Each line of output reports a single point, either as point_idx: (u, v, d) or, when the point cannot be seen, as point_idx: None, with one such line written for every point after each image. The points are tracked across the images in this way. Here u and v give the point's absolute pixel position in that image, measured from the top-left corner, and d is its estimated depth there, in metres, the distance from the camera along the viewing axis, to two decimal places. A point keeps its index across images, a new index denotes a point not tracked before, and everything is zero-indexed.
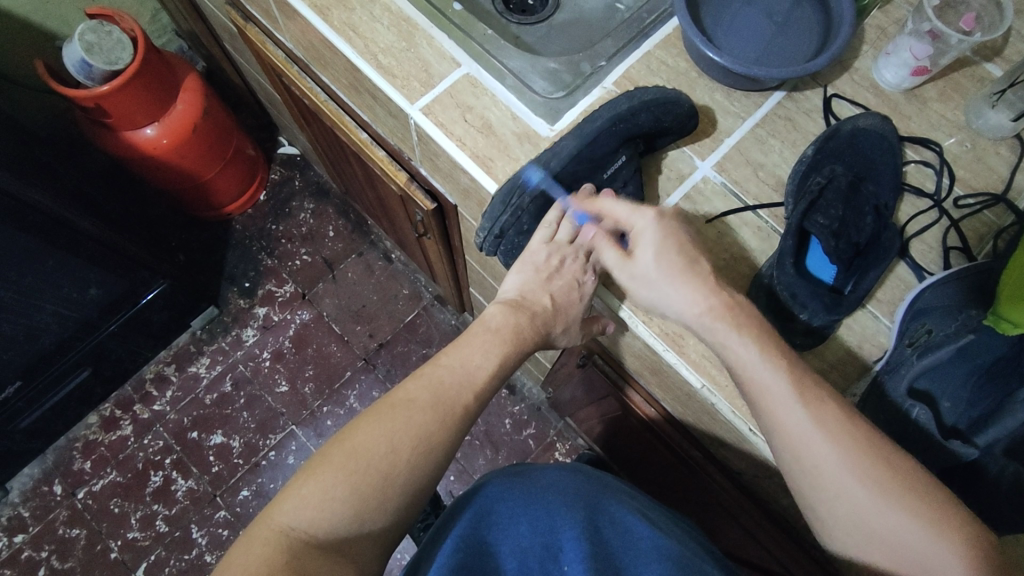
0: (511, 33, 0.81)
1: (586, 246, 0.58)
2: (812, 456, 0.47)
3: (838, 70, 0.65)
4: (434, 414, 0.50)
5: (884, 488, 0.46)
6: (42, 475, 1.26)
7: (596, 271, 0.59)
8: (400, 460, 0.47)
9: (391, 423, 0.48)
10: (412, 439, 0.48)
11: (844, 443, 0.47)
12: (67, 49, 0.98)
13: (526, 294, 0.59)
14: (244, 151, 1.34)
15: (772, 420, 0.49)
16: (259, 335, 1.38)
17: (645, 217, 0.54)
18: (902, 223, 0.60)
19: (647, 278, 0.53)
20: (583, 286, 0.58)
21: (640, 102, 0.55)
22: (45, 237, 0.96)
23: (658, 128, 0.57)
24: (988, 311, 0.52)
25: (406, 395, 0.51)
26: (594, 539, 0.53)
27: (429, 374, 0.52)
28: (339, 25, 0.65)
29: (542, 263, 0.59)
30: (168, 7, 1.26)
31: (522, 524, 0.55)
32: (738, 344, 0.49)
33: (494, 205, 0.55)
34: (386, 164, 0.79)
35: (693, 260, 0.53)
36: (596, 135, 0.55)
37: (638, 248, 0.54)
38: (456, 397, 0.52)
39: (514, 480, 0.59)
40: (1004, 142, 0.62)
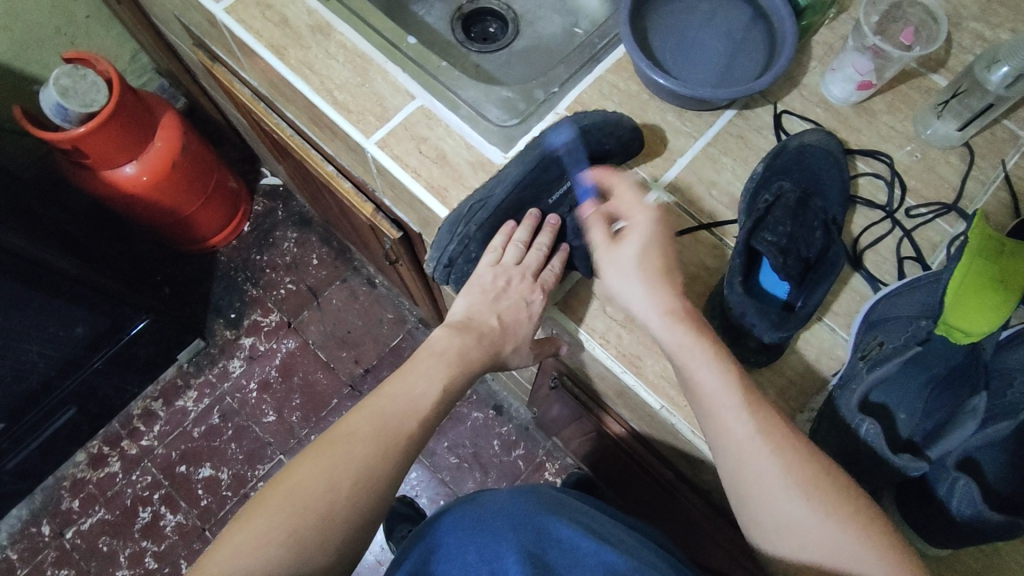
0: (472, 62, 0.82)
1: (533, 268, 0.58)
2: (755, 462, 0.47)
3: (787, 87, 0.66)
4: (374, 447, 0.51)
5: (820, 494, 0.46)
6: (30, 515, 1.26)
7: (545, 289, 0.58)
8: (339, 498, 0.48)
9: (329, 461, 0.49)
10: (352, 477, 0.49)
11: (787, 450, 0.47)
12: (43, 94, 0.99)
13: (473, 316, 0.59)
14: (225, 184, 1.35)
15: (717, 423, 0.49)
16: (246, 366, 1.38)
17: (646, 213, 0.54)
18: (855, 236, 0.61)
19: (620, 262, 0.53)
20: (531, 306, 0.58)
21: (578, 127, 0.56)
22: (28, 280, 0.97)
23: (603, 152, 0.58)
24: (938, 318, 0.52)
25: (346, 429, 0.52)
26: (536, 558, 0.55)
27: (370, 406, 0.53)
28: (297, 63, 0.67)
29: (489, 286, 0.59)
30: (146, 47, 1.28)
31: (470, 552, 0.58)
32: (690, 360, 0.49)
33: (442, 234, 0.58)
34: (353, 195, 0.80)
35: (670, 270, 0.53)
36: (538, 162, 0.56)
37: (627, 235, 0.54)
38: (398, 427, 0.53)
39: (467, 505, 0.63)
40: (954, 151, 0.63)
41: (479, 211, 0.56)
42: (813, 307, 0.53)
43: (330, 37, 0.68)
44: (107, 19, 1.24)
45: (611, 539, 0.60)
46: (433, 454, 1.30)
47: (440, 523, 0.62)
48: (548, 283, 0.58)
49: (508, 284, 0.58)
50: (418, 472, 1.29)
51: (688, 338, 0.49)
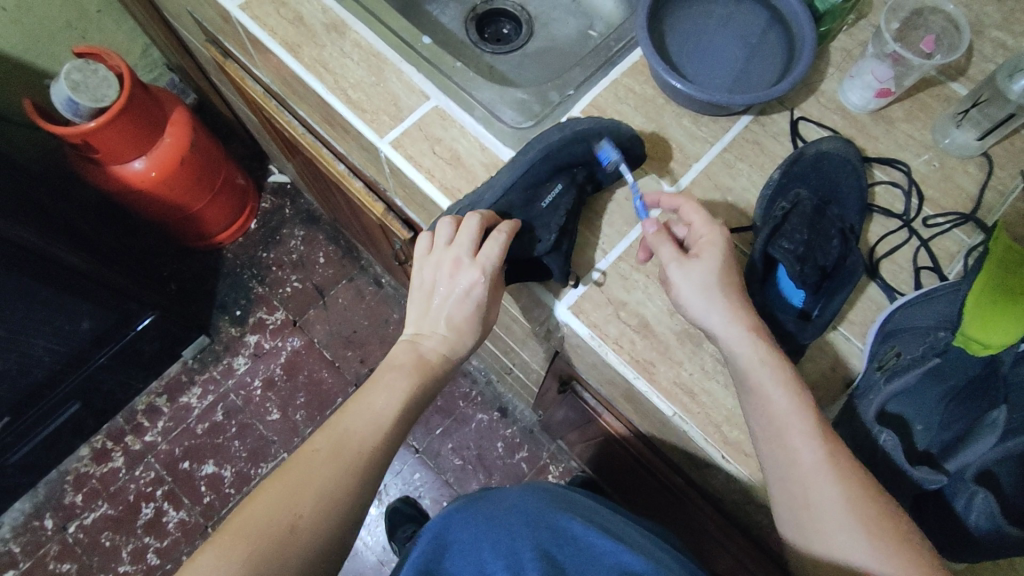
0: (486, 63, 0.82)
1: (469, 247, 0.55)
2: (818, 488, 0.47)
3: (804, 93, 0.66)
4: (336, 465, 0.52)
5: (879, 531, 0.45)
6: (33, 509, 1.25)
7: (487, 271, 0.55)
8: (302, 514, 0.49)
9: (292, 482, 0.50)
10: (314, 492, 0.50)
11: (853, 484, 0.46)
12: (55, 89, 0.99)
13: (422, 328, 0.60)
14: (233, 181, 1.35)
15: (787, 450, 0.48)
16: (251, 363, 1.38)
17: (721, 232, 0.53)
18: (872, 244, 0.60)
19: (703, 284, 0.52)
20: (470, 290, 0.57)
21: (570, 133, 0.58)
22: (34, 274, 0.96)
23: (597, 154, 0.58)
24: (957, 330, 0.50)
25: (310, 447, 0.53)
26: (549, 557, 0.55)
27: (335, 424, 0.55)
28: (311, 62, 0.67)
29: (426, 285, 0.59)
30: (157, 43, 1.28)
31: (486, 549, 0.58)
32: (761, 378, 0.49)
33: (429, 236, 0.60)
34: (364, 195, 0.80)
35: (739, 289, 0.52)
36: (528, 165, 0.57)
37: (703, 252, 0.53)
38: (362, 442, 0.54)
39: (479, 503, 0.64)
40: (972, 161, 0.62)
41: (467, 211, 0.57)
42: (830, 316, 0.53)
43: (345, 36, 0.68)
44: (119, 13, 1.24)
45: (624, 537, 0.60)
46: (438, 455, 1.30)
47: (453, 519, 0.63)
48: (488, 264, 0.55)
49: (441, 275, 0.57)
50: (421, 473, 1.28)
51: (768, 357, 0.50)
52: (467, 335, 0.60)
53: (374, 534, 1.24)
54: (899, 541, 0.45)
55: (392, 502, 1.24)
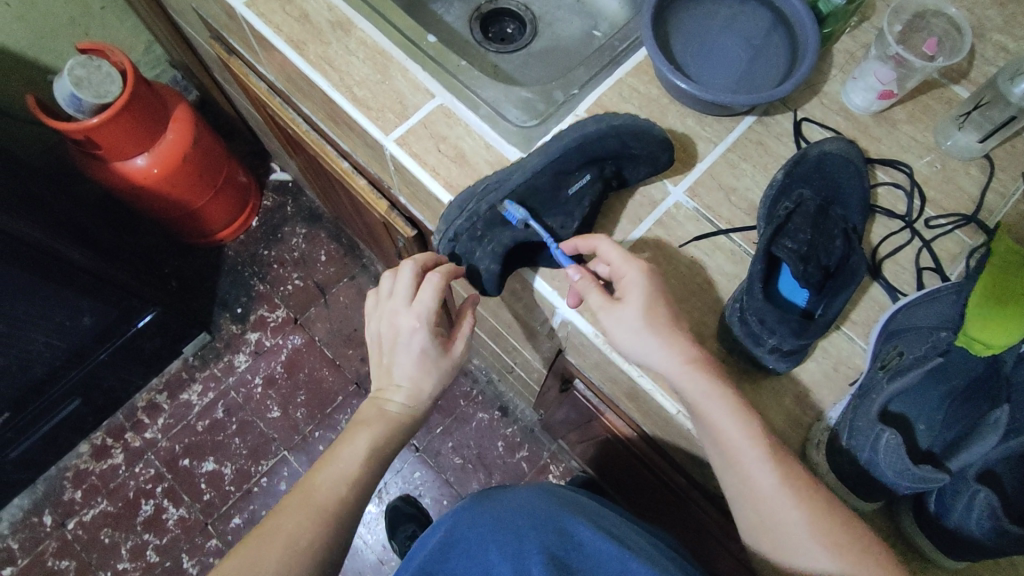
0: (490, 62, 0.82)
1: (406, 295, 0.58)
2: (778, 512, 0.49)
3: (807, 94, 0.66)
4: (303, 518, 0.54)
5: (840, 545, 0.47)
6: (32, 505, 1.25)
7: (421, 318, 0.57)
8: (271, 568, 0.51)
9: (260, 541, 0.52)
10: (282, 546, 0.52)
11: (809, 503, 0.49)
12: (58, 84, 0.99)
13: (383, 383, 0.60)
14: (235, 178, 1.35)
15: (745, 478, 0.49)
16: (251, 361, 1.38)
17: (637, 270, 0.53)
18: (874, 245, 0.60)
19: (631, 330, 0.52)
20: (415, 336, 0.58)
21: (608, 126, 0.57)
22: (36, 270, 0.96)
23: (626, 153, 0.58)
24: (959, 331, 0.51)
25: (282, 510, 0.55)
26: (556, 560, 0.56)
27: (303, 483, 0.57)
28: (316, 59, 0.67)
29: (377, 341, 0.61)
30: (160, 40, 1.28)
31: (493, 551, 0.59)
32: (710, 407, 0.50)
33: (452, 208, 0.57)
34: (368, 192, 0.80)
35: (676, 317, 0.53)
36: (564, 150, 0.56)
37: (626, 295, 0.53)
38: (327, 495, 0.55)
39: (486, 503, 0.64)
40: (974, 163, 0.63)
41: (492, 193, 0.56)
42: (832, 316, 0.53)
43: (350, 34, 0.68)
44: (122, 10, 1.24)
45: (630, 542, 0.60)
46: (438, 454, 1.30)
47: (463, 515, 0.64)
48: (424, 310, 0.57)
49: (385, 328, 0.59)
50: (421, 472, 1.29)
51: (711, 387, 0.50)
52: (427, 381, 0.59)
53: (374, 533, 1.24)
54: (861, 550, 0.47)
55: (392, 500, 1.24)
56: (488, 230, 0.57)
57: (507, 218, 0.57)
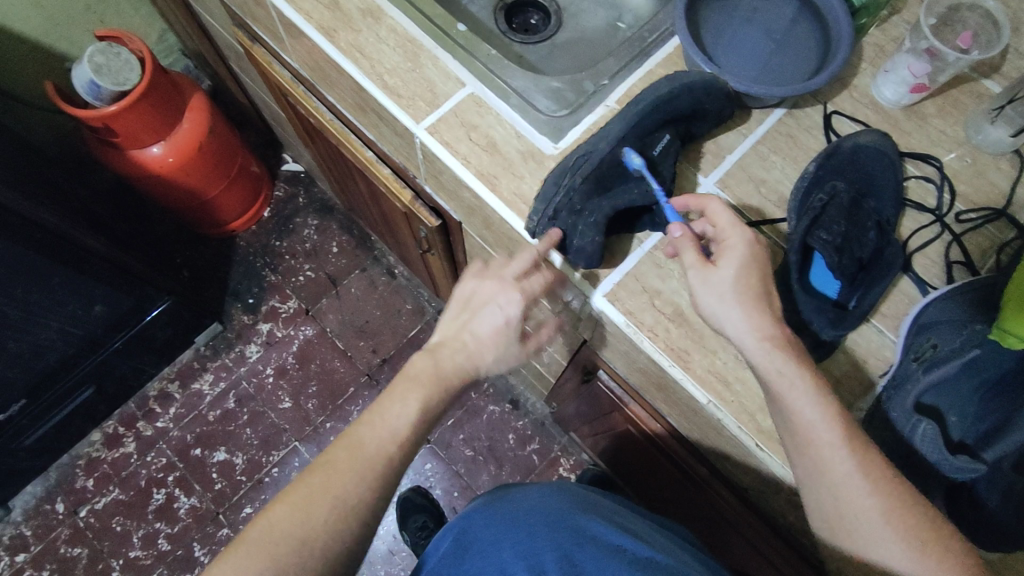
0: (515, 52, 0.82)
1: (517, 271, 0.60)
2: (850, 498, 0.47)
3: (837, 87, 0.66)
4: (351, 475, 0.51)
5: (915, 536, 0.46)
6: (45, 493, 1.25)
7: (527, 294, 0.59)
8: (318, 532, 0.48)
9: (308, 496, 0.49)
10: (331, 508, 0.49)
11: (885, 492, 0.46)
12: (76, 71, 0.99)
13: (447, 337, 0.61)
14: (249, 168, 1.35)
15: (820, 461, 0.47)
16: (263, 351, 1.38)
17: (744, 235, 0.53)
18: (904, 238, 0.61)
19: (721, 292, 0.51)
20: (508, 308, 0.59)
21: (680, 84, 0.56)
22: (51, 254, 0.96)
23: (699, 110, 0.59)
24: (994, 325, 0.51)
25: (327, 459, 0.52)
26: (573, 557, 0.55)
27: (351, 434, 0.53)
28: (346, 46, 0.67)
29: (465, 298, 0.62)
30: (175, 28, 1.27)
31: (506, 549, 0.58)
32: (787, 390, 0.48)
33: (547, 183, 0.57)
34: (392, 182, 0.80)
35: (768, 291, 0.52)
36: (638, 116, 0.55)
37: (724, 259, 0.52)
38: (376, 452, 0.52)
39: (503, 504, 0.64)
40: (1004, 158, 0.63)
41: (584, 165, 0.56)
42: (868, 307, 0.54)
43: (380, 21, 0.68)
44: None
45: (650, 540, 0.60)
46: (449, 446, 1.30)
47: (477, 516, 0.63)
48: (530, 290, 0.60)
49: (485, 289, 0.61)
50: (432, 464, 1.29)
51: (790, 369, 0.48)
52: (488, 350, 0.60)
53: (384, 524, 1.25)
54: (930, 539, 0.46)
55: (404, 491, 1.24)
56: (586, 202, 0.56)
57: (600, 188, 0.57)
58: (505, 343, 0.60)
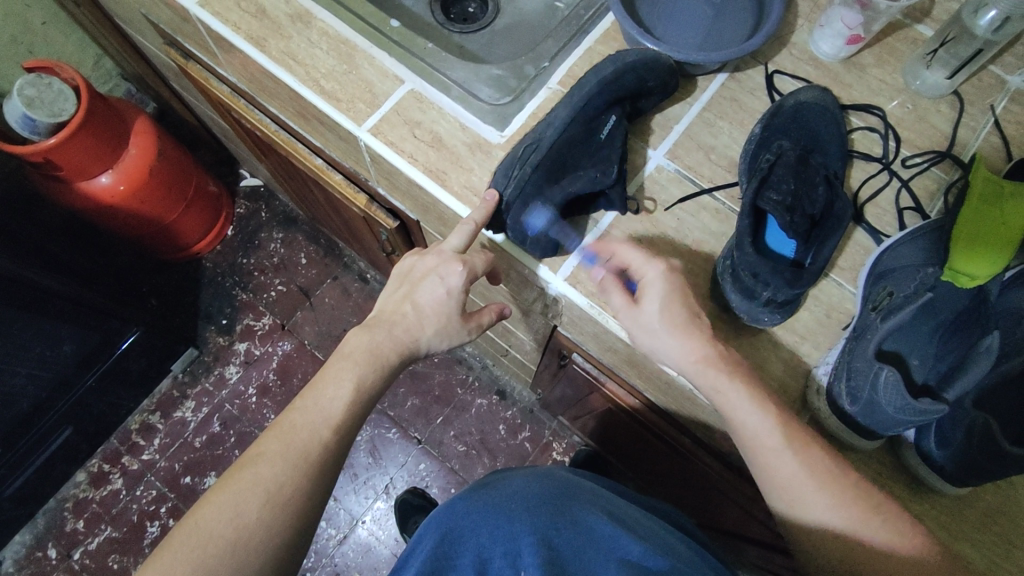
0: (455, 43, 0.80)
1: (455, 244, 0.58)
2: (773, 456, 0.50)
3: (776, 47, 0.66)
4: (283, 463, 0.51)
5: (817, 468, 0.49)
6: (35, 540, 1.23)
7: (466, 266, 0.58)
8: (248, 523, 0.48)
9: (236, 489, 0.49)
10: (261, 499, 0.49)
11: (803, 449, 0.50)
12: (9, 107, 0.95)
13: (387, 310, 0.60)
14: (205, 188, 1.32)
15: (740, 424, 0.50)
16: (243, 371, 1.36)
17: (656, 269, 0.53)
18: (855, 190, 0.61)
19: (649, 329, 0.52)
20: (447, 280, 0.59)
21: (625, 65, 0.55)
22: (13, 303, 0.93)
23: (643, 88, 0.58)
24: (945, 265, 0.52)
25: (257, 450, 0.52)
26: (549, 542, 0.52)
27: (282, 424, 0.53)
28: (279, 54, 0.65)
29: (406, 271, 0.61)
30: (110, 52, 1.24)
31: (484, 533, 0.56)
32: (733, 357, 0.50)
33: (497, 178, 0.56)
34: (345, 187, 0.79)
35: (693, 316, 0.53)
36: (586, 100, 0.54)
37: (644, 296, 0.53)
38: (308, 439, 0.52)
39: (480, 490, 0.63)
40: (944, 100, 0.63)
41: (533, 154, 0.54)
42: (823, 263, 0.54)
43: (310, 25, 0.66)
44: (65, 24, 1.20)
45: (634, 526, 0.57)
46: (441, 444, 1.30)
47: (456, 507, 0.61)
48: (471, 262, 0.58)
49: (423, 262, 0.60)
50: (426, 464, 1.29)
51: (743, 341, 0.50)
52: (428, 322, 0.60)
53: (385, 528, 1.24)
54: (846, 491, 0.49)
55: (400, 494, 1.24)
56: (538, 193, 0.55)
57: (551, 175, 0.56)
58: (445, 314, 0.60)
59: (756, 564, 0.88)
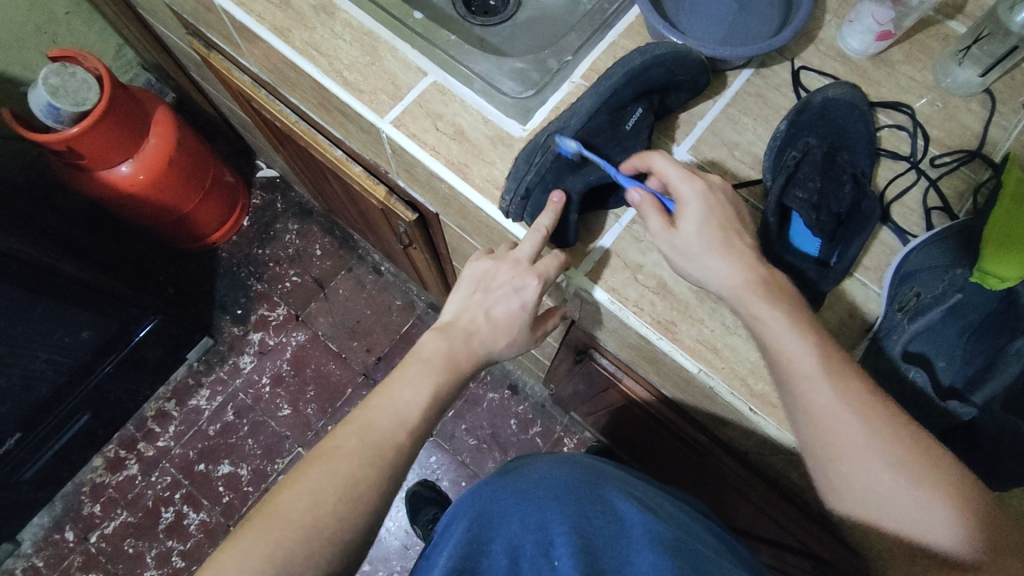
0: (476, 36, 0.80)
1: (527, 253, 0.56)
2: (841, 439, 0.46)
3: (803, 42, 0.65)
4: (358, 459, 0.51)
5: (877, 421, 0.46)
6: (53, 523, 1.25)
7: (542, 277, 0.56)
8: (323, 514, 0.48)
9: (315, 478, 0.49)
10: (337, 491, 0.49)
11: (863, 405, 0.46)
12: (33, 94, 0.96)
13: (462, 317, 0.59)
14: (222, 178, 1.33)
15: (804, 398, 0.48)
16: (257, 361, 1.37)
17: (694, 185, 0.52)
18: (881, 189, 0.60)
19: (689, 250, 0.52)
20: (522, 292, 0.57)
21: (653, 57, 0.54)
22: (33, 287, 0.94)
23: (673, 82, 0.58)
24: (974, 267, 0.51)
25: (333, 443, 0.52)
26: (582, 531, 0.52)
27: (359, 418, 0.53)
28: (302, 45, 0.65)
29: (477, 278, 0.59)
30: (131, 42, 1.24)
31: (513, 522, 0.55)
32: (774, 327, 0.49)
33: (518, 165, 0.55)
34: (364, 179, 0.79)
35: (733, 229, 0.52)
36: (612, 92, 0.54)
37: (685, 214, 0.52)
38: (382, 438, 0.53)
39: (507, 476, 0.63)
40: (974, 99, 0.62)
41: (553, 141, 0.54)
42: (849, 263, 0.54)
43: (334, 16, 0.66)
44: (88, 14, 1.21)
45: (662, 514, 0.58)
46: (453, 437, 1.31)
47: (484, 493, 0.61)
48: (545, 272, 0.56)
49: (499, 272, 0.58)
50: (437, 456, 1.29)
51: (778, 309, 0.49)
52: (502, 334, 0.59)
53: (396, 520, 1.25)
54: (924, 473, 0.45)
55: (411, 486, 1.25)
56: (558, 180, 0.56)
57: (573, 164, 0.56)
58: (518, 324, 0.59)
59: (768, 564, 0.88)
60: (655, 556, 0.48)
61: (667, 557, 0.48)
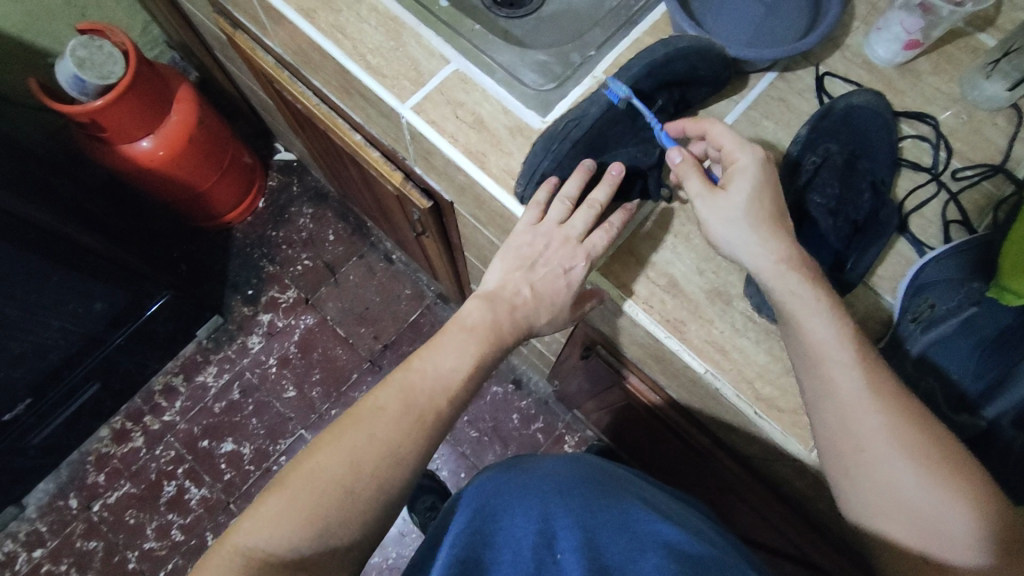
0: (500, 28, 0.80)
1: (580, 230, 0.56)
2: (849, 413, 0.47)
3: (829, 48, 0.65)
4: (398, 423, 0.51)
5: (895, 409, 0.46)
6: (57, 489, 1.27)
7: (591, 255, 0.56)
8: (362, 473, 0.48)
9: (354, 438, 0.49)
10: (376, 454, 0.49)
11: (881, 388, 0.47)
12: (60, 66, 0.97)
13: (505, 286, 0.58)
14: (240, 160, 1.34)
15: (824, 378, 0.48)
16: (265, 342, 1.38)
17: (754, 154, 0.52)
18: (900, 199, 0.60)
19: (730, 217, 0.51)
20: (570, 271, 0.57)
21: (676, 49, 0.54)
22: (47, 254, 0.95)
23: (695, 79, 0.58)
24: (992, 282, 0.51)
25: (375, 403, 0.52)
26: (587, 527, 0.51)
27: (400, 380, 0.53)
28: (327, 27, 0.66)
29: (519, 246, 0.58)
30: (159, 20, 1.26)
31: (519, 515, 0.54)
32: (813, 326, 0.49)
33: (535, 151, 0.55)
34: (381, 164, 0.79)
35: (780, 212, 0.52)
36: (632, 81, 0.53)
37: (732, 183, 0.52)
38: (423, 403, 0.52)
39: (512, 469, 0.60)
40: (1001, 113, 0.61)
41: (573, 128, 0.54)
42: (863, 271, 0.54)
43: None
44: None
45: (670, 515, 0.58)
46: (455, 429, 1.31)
47: (485, 487, 0.58)
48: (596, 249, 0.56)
49: (547, 248, 0.57)
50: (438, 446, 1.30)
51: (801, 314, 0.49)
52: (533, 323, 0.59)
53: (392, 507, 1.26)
54: (935, 465, 0.45)
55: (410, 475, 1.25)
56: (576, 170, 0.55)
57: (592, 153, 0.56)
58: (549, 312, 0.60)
59: None
60: (659, 556, 0.48)
61: (671, 557, 0.48)
